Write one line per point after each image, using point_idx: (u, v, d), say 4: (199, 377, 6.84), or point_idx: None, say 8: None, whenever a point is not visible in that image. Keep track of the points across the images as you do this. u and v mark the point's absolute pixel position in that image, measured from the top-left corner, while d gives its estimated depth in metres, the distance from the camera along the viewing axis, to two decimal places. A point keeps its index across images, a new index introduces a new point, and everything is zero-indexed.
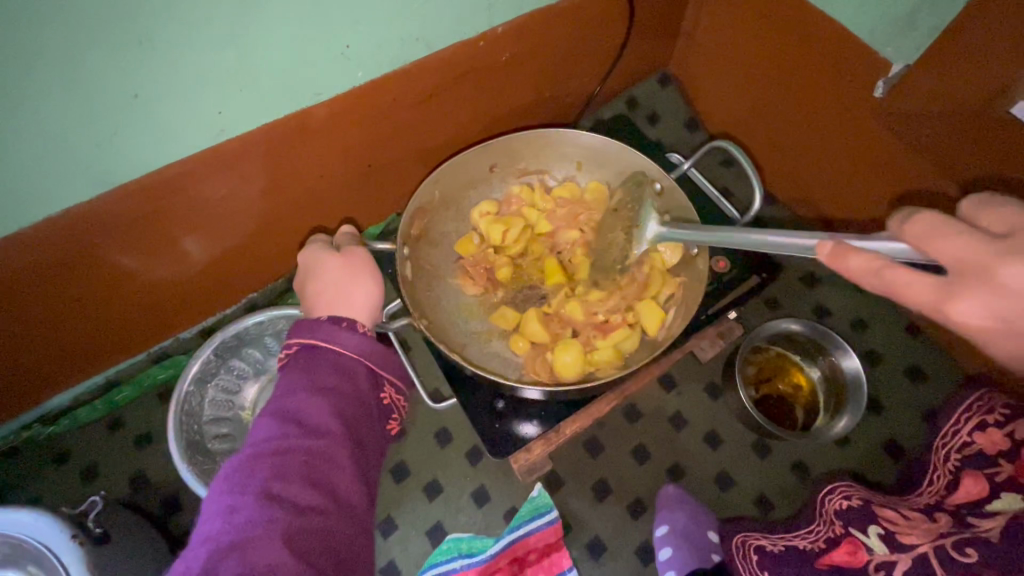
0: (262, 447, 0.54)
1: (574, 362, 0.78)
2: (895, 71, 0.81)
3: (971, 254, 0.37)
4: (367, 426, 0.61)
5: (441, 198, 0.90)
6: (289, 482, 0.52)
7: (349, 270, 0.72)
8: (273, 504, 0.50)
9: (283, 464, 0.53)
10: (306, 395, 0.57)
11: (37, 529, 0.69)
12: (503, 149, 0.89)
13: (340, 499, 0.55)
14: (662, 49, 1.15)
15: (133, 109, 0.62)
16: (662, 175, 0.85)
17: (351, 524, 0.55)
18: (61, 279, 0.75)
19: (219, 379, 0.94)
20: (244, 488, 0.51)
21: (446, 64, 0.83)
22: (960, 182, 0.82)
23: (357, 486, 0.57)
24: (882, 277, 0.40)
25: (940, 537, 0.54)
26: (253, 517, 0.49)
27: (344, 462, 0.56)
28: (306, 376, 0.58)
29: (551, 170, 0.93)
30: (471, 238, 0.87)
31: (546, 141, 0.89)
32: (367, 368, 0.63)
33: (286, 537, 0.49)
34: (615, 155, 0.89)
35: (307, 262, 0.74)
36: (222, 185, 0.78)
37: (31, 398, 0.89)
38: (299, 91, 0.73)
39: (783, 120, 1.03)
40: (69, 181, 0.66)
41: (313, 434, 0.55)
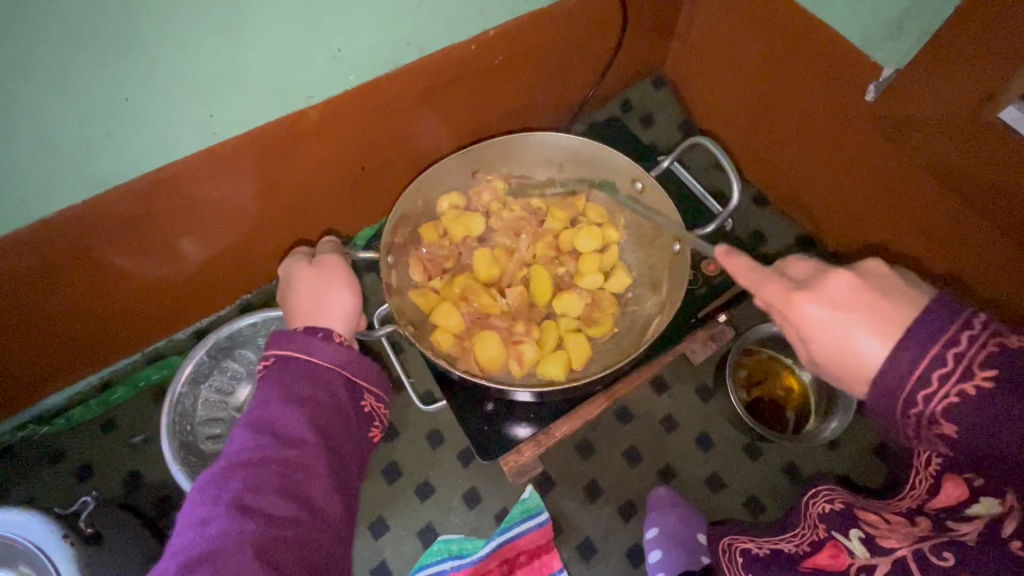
0: (236, 459, 0.53)
1: (499, 352, 0.78)
2: (886, 75, 0.82)
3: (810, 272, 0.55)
4: (346, 435, 0.59)
5: (424, 208, 0.88)
6: (261, 493, 0.51)
7: (325, 280, 0.70)
8: (245, 515, 0.50)
9: (256, 475, 0.52)
10: (280, 406, 0.56)
11: (29, 529, 0.70)
12: (486, 154, 0.87)
13: (316, 509, 0.54)
14: (657, 51, 1.15)
15: (124, 112, 0.63)
16: (642, 173, 0.85)
17: (327, 534, 0.54)
18: (57, 280, 0.76)
19: (212, 379, 0.95)
20: (217, 499, 0.51)
21: (439, 67, 0.84)
22: (948, 189, 0.82)
23: (334, 495, 0.56)
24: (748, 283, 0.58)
25: (918, 540, 0.55)
26: (223, 529, 0.49)
27: (320, 472, 0.55)
28: (280, 386, 0.58)
29: (533, 175, 0.91)
30: (433, 226, 0.86)
31: (525, 144, 0.88)
32: (345, 376, 0.61)
33: (256, 549, 0.49)
34: (595, 154, 0.87)
35: (285, 278, 0.73)
36: (215, 187, 0.79)
37: (27, 397, 0.89)
38: (291, 95, 0.73)
39: (776, 124, 1.03)
40: (63, 183, 0.67)
41: (287, 445, 0.55)
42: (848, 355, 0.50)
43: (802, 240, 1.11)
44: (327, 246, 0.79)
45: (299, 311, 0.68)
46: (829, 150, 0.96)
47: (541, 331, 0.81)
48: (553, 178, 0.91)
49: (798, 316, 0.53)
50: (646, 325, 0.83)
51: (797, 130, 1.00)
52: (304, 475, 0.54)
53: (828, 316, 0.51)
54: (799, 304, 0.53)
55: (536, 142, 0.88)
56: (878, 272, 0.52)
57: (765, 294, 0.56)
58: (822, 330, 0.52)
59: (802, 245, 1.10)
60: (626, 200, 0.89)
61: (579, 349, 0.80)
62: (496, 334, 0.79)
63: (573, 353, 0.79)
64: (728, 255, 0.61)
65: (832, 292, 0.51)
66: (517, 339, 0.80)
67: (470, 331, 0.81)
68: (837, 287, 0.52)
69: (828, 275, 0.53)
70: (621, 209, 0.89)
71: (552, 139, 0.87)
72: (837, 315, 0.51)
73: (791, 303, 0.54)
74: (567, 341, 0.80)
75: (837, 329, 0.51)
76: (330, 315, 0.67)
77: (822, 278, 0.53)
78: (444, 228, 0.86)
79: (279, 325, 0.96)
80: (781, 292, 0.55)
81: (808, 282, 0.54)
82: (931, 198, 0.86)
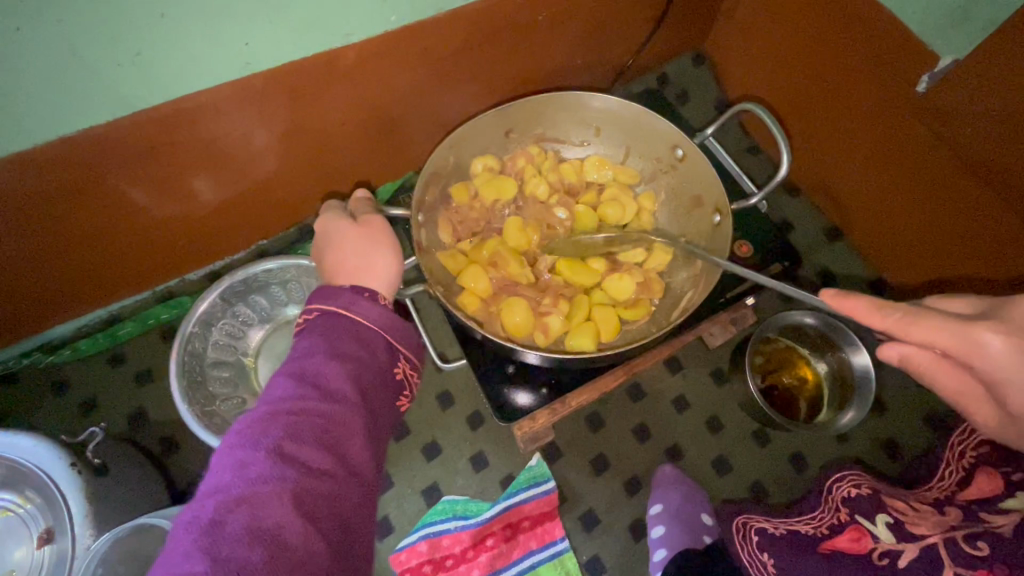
0: (277, 405, 0.51)
1: (525, 321, 0.76)
2: (942, 66, 0.78)
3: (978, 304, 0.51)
4: (382, 397, 0.57)
5: (455, 164, 0.84)
6: (302, 442, 0.48)
7: (368, 239, 0.67)
8: (284, 462, 0.47)
9: (297, 423, 0.49)
10: (324, 358, 0.54)
11: (36, 455, 0.69)
12: (523, 114, 0.84)
13: (351, 467, 0.51)
14: (701, 26, 1.13)
15: (157, 30, 0.59)
16: (683, 139, 0.81)
17: (358, 494, 0.51)
18: (70, 205, 0.73)
19: (223, 323, 0.93)
20: (256, 443, 0.48)
21: (482, 16, 0.80)
22: (992, 188, 0.80)
23: (368, 457, 0.53)
24: (922, 322, 0.49)
25: (950, 529, 0.54)
26: (263, 473, 0.46)
27: (358, 431, 0.53)
28: (326, 341, 0.56)
29: (568, 138, 0.89)
30: (466, 186, 0.83)
31: (561, 104, 0.84)
32: (387, 339, 0.60)
33: (296, 498, 0.46)
34: (633, 118, 0.84)
35: (320, 232, 0.70)
36: (241, 122, 0.76)
37: (34, 325, 0.88)
38: (330, 30, 0.70)
39: (816, 112, 1.01)
40: (87, 101, 0.63)
41: (329, 398, 0.52)
42: None
43: (829, 233, 1.10)
44: (361, 199, 0.76)
45: (339, 266, 0.66)
46: (868, 140, 0.94)
47: (569, 304, 0.79)
48: (589, 141, 0.89)
49: (987, 355, 0.48)
50: (677, 301, 0.81)
51: (838, 117, 0.97)
52: (343, 431, 0.51)
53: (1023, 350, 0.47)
54: (991, 340, 0.48)
55: (571, 101, 0.83)
56: None
57: (938, 339, 0.49)
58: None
59: (829, 238, 1.09)
60: (665, 166, 0.86)
61: (607, 322, 0.78)
62: (524, 302, 0.77)
63: (601, 325, 0.78)
64: (844, 294, 0.50)
65: (1022, 325, 0.48)
66: (544, 309, 0.78)
67: (497, 294, 0.79)
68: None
69: (1009, 302, 0.49)
70: (660, 175, 0.87)
71: (585, 99, 0.83)
72: None
73: (983, 337, 0.48)
74: (595, 315, 0.78)
75: None
76: (374, 272, 0.65)
77: (1002, 308, 0.49)
78: (475, 190, 0.84)
79: (294, 274, 0.94)
80: (960, 330, 0.48)
81: (989, 314, 0.50)
82: (968, 196, 0.84)
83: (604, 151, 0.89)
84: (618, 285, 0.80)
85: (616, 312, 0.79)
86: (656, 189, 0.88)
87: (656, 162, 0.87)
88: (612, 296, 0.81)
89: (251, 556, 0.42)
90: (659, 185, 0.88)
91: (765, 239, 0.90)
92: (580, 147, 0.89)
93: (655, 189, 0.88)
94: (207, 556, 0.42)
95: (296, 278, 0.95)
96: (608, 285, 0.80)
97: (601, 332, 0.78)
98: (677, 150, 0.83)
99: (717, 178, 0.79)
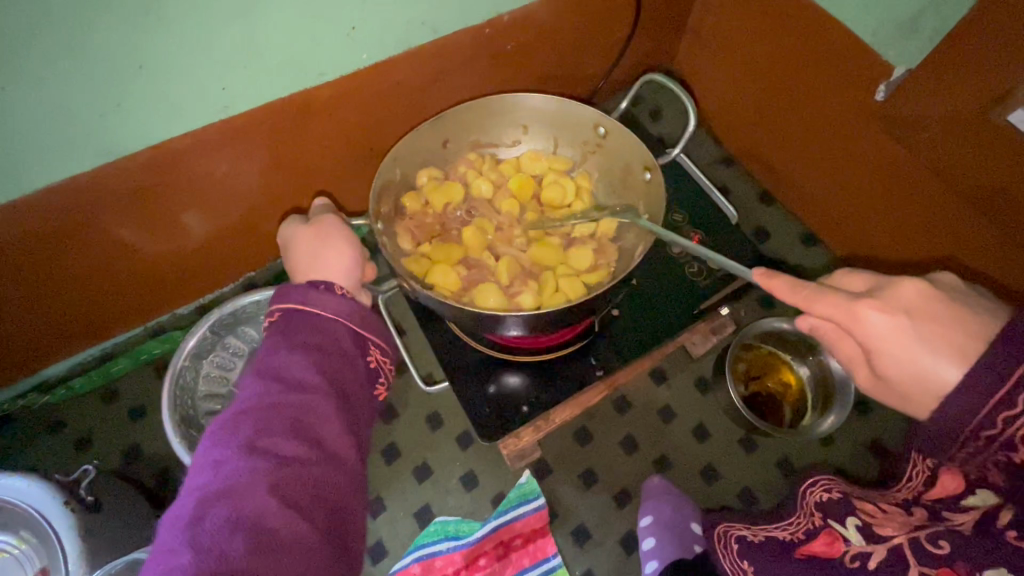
0: (248, 404, 0.54)
1: (499, 302, 0.78)
2: (897, 75, 0.81)
3: (877, 277, 0.52)
4: (355, 383, 0.60)
5: (402, 178, 0.85)
6: (274, 435, 0.52)
7: (316, 236, 0.69)
8: (258, 454, 0.50)
9: (268, 418, 0.53)
10: (288, 353, 0.57)
11: (31, 495, 0.70)
12: (454, 121, 0.86)
13: (328, 451, 0.54)
14: (668, 45, 1.16)
15: (136, 79, 0.62)
16: (601, 117, 0.84)
17: (342, 476, 0.55)
18: (62, 248, 0.76)
19: (214, 354, 0.95)
20: (231, 442, 0.51)
21: (450, 48, 0.84)
22: (953, 189, 0.82)
23: (347, 440, 0.56)
24: (812, 296, 0.51)
25: (914, 529, 0.56)
26: (238, 467, 0.49)
27: (332, 418, 0.56)
28: (288, 335, 0.59)
29: (501, 139, 0.91)
30: (416, 195, 0.85)
31: (487, 109, 0.87)
32: (350, 328, 0.62)
33: (273, 483, 0.49)
34: (554, 109, 0.87)
35: (280, 244, 0.73)
36: (224, 161, 0.79)
37: (30, 366, 0.90)
38: (303, 71, 0.73)
39: (784, 122, 1.03)
40: (73, 150, 0.66)
41: (298, 390, 0.55)
42: (933, 369, 0.48)
43: (806, 238, 1.11)
44: (320, 210, 0.79)
45: (300, 268, 0.69)
46: (834, 146, 0.96)
47: (537, 282, 0.81)
48: (521, 139, 0.91)
49: (868, 331, 0.49)
50: (632, 257, 0.82)
51: (801, 120, 0.99)
52: (316, 417, 0.54)
53: (901, 324, 0.49)
54: (872, 315, 0.49)
55: (499, 103, 0.87)
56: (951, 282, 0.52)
57: (827, 311, 0.51)
58: (908, 345, 0.48)
59: (805, 243, 1.11)
60: (593, 146, 0.89)
61: (573, 289, 0.79)
62: (494, 285, 0.80)
63: (568, 294, 0.79)
64: (773, 274, 0.52)
65: (902, 301, 0.49)
66: (514, 291, 0.80)
67: None
68: (909, 293, 0.49)
69: (896, 282, 0.50)
70: (590, 156, 0.90)
71: (505, 99, 0.87)
72: (915, 326, 0.48)
73: (865, 312, 0.49)
74: (562, 286, 0.79)
75: (924, 341, 0.48)
76: (326, 268, 0.67)
77: (892, 285, 0.50)
78: (426, 199, 0.86)
79: None
80: (843, 303, 0.50)
81: (876, 290, 0.51)
82: (927, 192, 0.86)
83: (536, 145, 0.92)
84: (579, 263, 0.82)
85: (580, 280, 0.80)
86: (589, 170, 0.91)
87: (582, 144, 0.90)
88: (574, 267, 0.82)
89: (234, 540, 0.45)
90: (591, 167, 0.90)
91: (737, 251, 0.93)
92: (513, 146, 0.92)
93: (589, 170, 0.91)
94: (190, 549, 0.45)
95: None
96: (570, 259, 0.83)
97: (570, 299, 0.78)
98: (599, 129, 0.86)
99: (642, 143, 0.81)
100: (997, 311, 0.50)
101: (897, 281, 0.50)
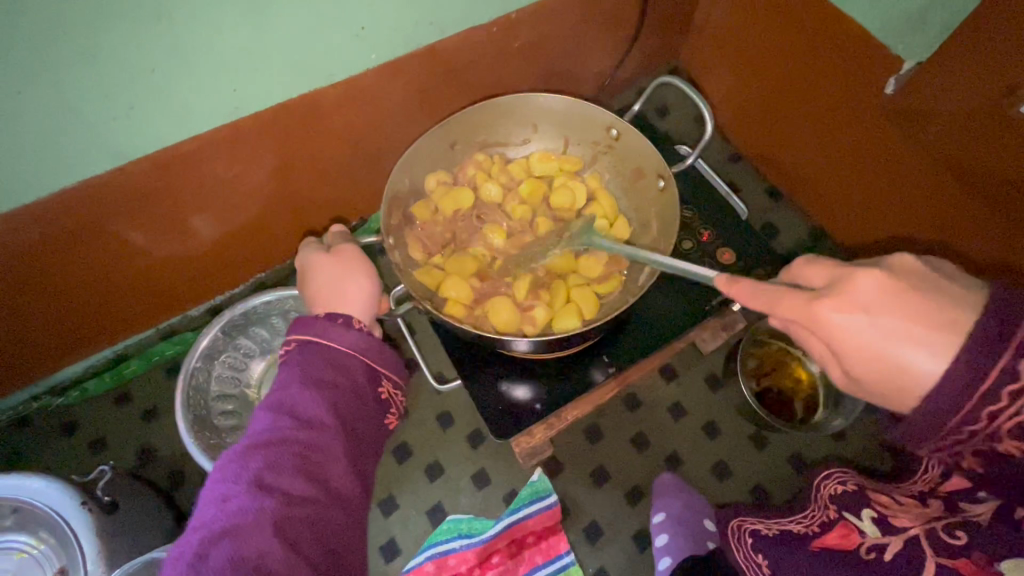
0: (257, 438, 0.53)
1: (513, 317, 0.78)
2: (906, 70, 0.81)
3: (834, 271, 0.51)
4: (365, 419, 0.58)
5: (411, 186, 0.86)
6: (281, 471, 0.50)
7: (341, 267, 0.68)
8: (263, 493, 0.49)
9: (276, 455, 0.51)
10: (301, 388, 0.55)
11: (48, 495, 0.71)
12: (464, 123, 0.86)
13: (333, 491, 0.53)
14: (674, 43, 1.16)
15: (149, 82, 0.63)
16: (616, 120, 0.84)
17: (344, 519, 0.53)
18: (74, 252, 0.77)
19: (225, 355, 0.95)
20: (237, 476, 0.50)
21: (457, 47, 0.84)
22: (969, 187, 0.81)
23: (352, 481, 0.55)
24: (765, 294, 0.53)
25: (930, 520, 0.56)
26: (244, 505, 0.48)
27: (340, 457, 0.54)
28: (300, 368, 0.57)
29: (510, 139, 0.91)
30: (426, 205, 0.85)
31: (497, 109, 0.87)
32: (364, 362, 0.60)
33: (276, 525, 0.48)
34: (565, 109, 0.87)
35: (300, 267, 0.71)
36: (235, 163, 0.80)
37: (44, 368, 0.90)
38: (312, 72, 0.74)
39: (794, 118, 1.03)
40: (86, 153, 0.67)
41: (307, 426, 0.54)
42: (899, 367, 0.47)
43: (815, 234, 1.11)
44: (336, 234, 0.77)
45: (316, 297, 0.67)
46: (845, 143, 0.96)
47: (549, 293, 0.81)
48: (530, 139, 0.91)
49: (831, 332, 0.49)
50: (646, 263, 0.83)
51: (816, 118, 0.98)
52: (324, 456, 0.53)
53: (865, 324, 0.47)
54: (832, 317, 0.48)
55: (509, 103, 0.87)
56: (912, 269, 0.49)
57: (792, 313, 0.51)
58: (868, 346, 0.48)
59: (814, 239, 1.10)
60: (604, 147, 0.89)
61: (586, 301, 0.80)
62: (507, 300, 0.79)
63: (581, 305, 0.79)
64: (733, 281, 0.56)
65: (863, 299, 0.48)
66: (527, 306, 0.80)
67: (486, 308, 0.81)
68: (866, 289, 0.48)
69: (853, 276, 0.49)
70: (600, 156, 0.91)
71: (517, 100, 0.86)
72: (879, 327, 0.47)
73: (824, 312, 0.49)
74: (574, 296, 0.80)
75: (885, 340, 0.47)
76: (347, 295, 0.65)
77: (849, 279, 0.49)
78: (436, 206, 0.86)
79: (292, 304, 0.97)
80: (807, 305, 0.50)
81: (835, 287, 0.50)
82: (949, 192, 0.85)
83: (546, 145, 0.92)
84: (591, 273, 0.82)
85: (591, 289, 0.81)
86: (600, 171, 0.91)
87: (594, 146, 0.90)
88: (586, 275, 0.82)
89: None
90: (602, 167, 0.91)
91: (749, 246, 0.93)
92: (522, 145, 0.92)
93: (600, 170, 0.91)
94: None
95: (294, 308, 0.97)
96: (581, 266, 0.83)
97: (584, 312, 0.79)
98: (611, 131, 0.86)
99: (655, 147, 0.82)
100: (971, 300, 0.47)
101: (852, 277, 0.48)
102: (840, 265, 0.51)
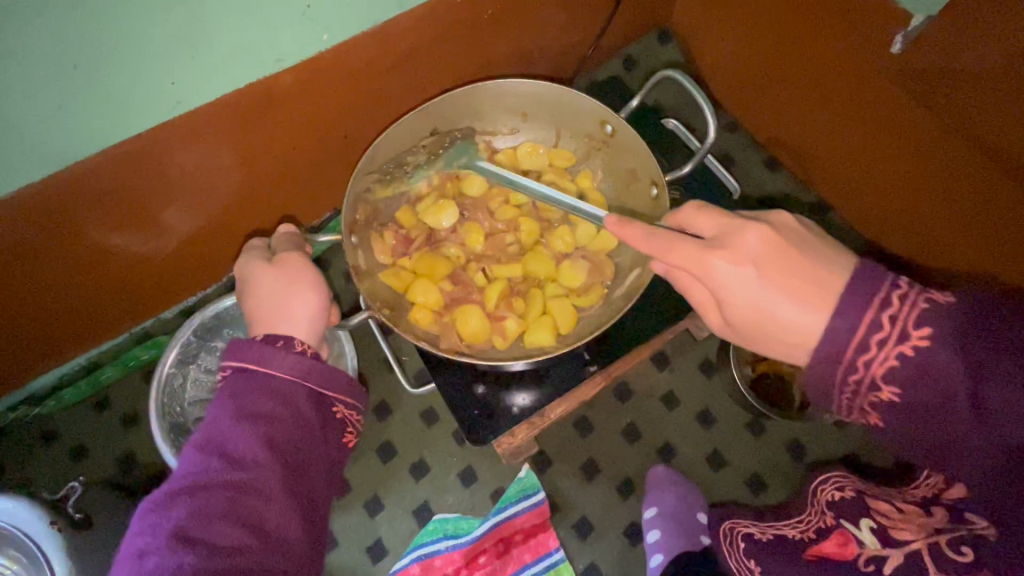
0: (181, 483, 0.50)
1: (481, 326, 0.74)
2: (915, 25, 0.72)
3: (724, 222, 0.50)
4: (311, 451, 0.55)
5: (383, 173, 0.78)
6: (204, 521, 0.48)
7: (284, 280, 0.63)
8: (184, 547, 0.47)
9: (201, 502, 0.49)
10: (231, 424, 0.52)
11: (15, 516, 0.69)
12: (448, 106, 0.78)
13: (265, 535, 0.50)
14: (663, 3, 1.07)
15: (71, 82, 0.56)
16: (610, 116, 0.77)
17: (282, 562, 0.51)
18: (25, 263, 0.72)
19: (201, 360, 0.91)
20: (157, 529, 0.48)
21: (420, 21, 0.76)
22: (981, 152, 0.74)
23: (290, 520, 0.52)
24: (650, 239, 0.51)
25: (932, 533, 0.53)
26: (161, 562, 0.46)
27: (274, 498, 0.51)
28: (232, 402, 0.53)
29: (497, 127, 0.84)
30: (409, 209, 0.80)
31: (482, 97, 0.79)
32: (308, 387, 0.56)
33: None
34: (557, 99, 0.80)
35: (240, 276, 0.66)
36: (188, 160, 0.74)
37: (16, 380, 0.88)
38: (258, 59, 0.67)
39: (794, 81, 0.94)
40: (16, 162, 0.61)
41: (237, 468, 0.51)
42: (764, 312, 0.48)
43: (815, 206, 1.04)
44: (285, 235, 0.72)
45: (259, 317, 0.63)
46: (849, 107, 0.88)
47: (523, 303, 0.77)
48: (519, 128, 0.85)
49: (715, 280, 0.49)
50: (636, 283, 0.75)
51: (818, 85, 0.90)
52: (254, 499, 0.50)
53: (745, 274, 0.48)
54: (718, 266, 0.48)
55: (496, 91, 0.79)
56: (788, 226, 0.49)
57: (679, 258, 0.50)
58: (750, 295, 0.48)
59: (815, 213, 1.04)
60: (598, 143, 0.83)
61: (563, 314, 0.75)
62: (478, 307, 0.75)
63: (558, 317, 0.75)
64: (625, 222, 0.52)
65: (748, 251, 0.48)
66: (499, 315, 0.76)
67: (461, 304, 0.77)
68: (753, 243, 0.48)
69: (741, 230, 0.49)
70: (593, 152, 0.84)
71: (506, 88, 0.79)
72: (752, 275, 0.47)
73: (707, 260, 0.49)
74: (551, 307, 0.76)
75: (758, 287, 0.47)
76: (290, 318, 0.61)
77: (737, 233, 0.49)
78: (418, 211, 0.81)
79: None
80: (695, 253, 0.49)
81: (720, 237, 0.50)
82: (957, 159, 0.77)
83: (536, 136, 0.86)
84: (570, 280, 0.78)
85: (570, 302, 0.77)
86: (593, 168, 0.85)
87: (585, 142, 0.84)
88: (565, 285, 0.78)
89: None
90: (595, 164, 0.85)
91: None
92: (511, 135, 0.86)
93: (591, 167, 0.85)
94: None
95: None
96: (561, 274, 0.78)
97: (558, 326, 0.75)
98: (606, 128, 0.79)
99: (651, 155, 0.75)
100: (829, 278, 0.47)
101: (742, 233, 0.48)
102: (731, 215, 0.50)
